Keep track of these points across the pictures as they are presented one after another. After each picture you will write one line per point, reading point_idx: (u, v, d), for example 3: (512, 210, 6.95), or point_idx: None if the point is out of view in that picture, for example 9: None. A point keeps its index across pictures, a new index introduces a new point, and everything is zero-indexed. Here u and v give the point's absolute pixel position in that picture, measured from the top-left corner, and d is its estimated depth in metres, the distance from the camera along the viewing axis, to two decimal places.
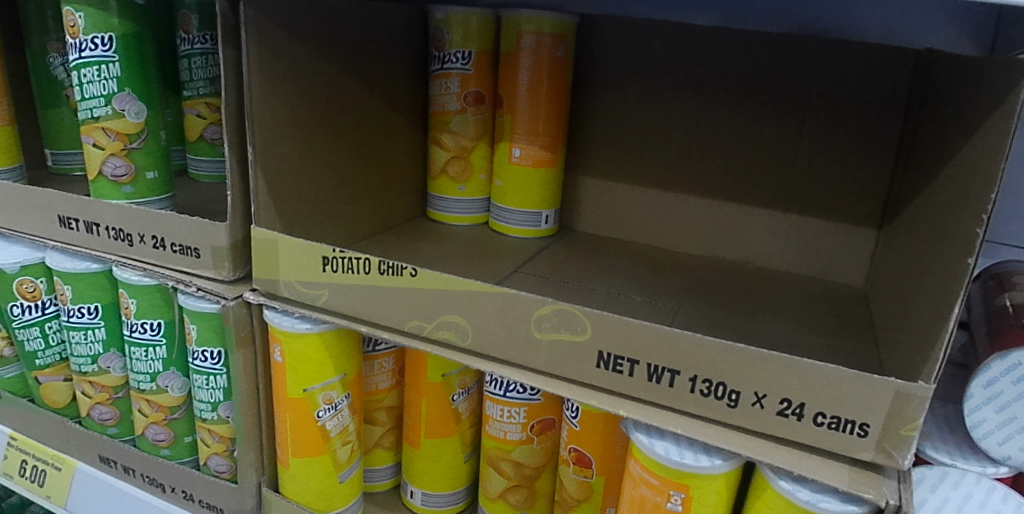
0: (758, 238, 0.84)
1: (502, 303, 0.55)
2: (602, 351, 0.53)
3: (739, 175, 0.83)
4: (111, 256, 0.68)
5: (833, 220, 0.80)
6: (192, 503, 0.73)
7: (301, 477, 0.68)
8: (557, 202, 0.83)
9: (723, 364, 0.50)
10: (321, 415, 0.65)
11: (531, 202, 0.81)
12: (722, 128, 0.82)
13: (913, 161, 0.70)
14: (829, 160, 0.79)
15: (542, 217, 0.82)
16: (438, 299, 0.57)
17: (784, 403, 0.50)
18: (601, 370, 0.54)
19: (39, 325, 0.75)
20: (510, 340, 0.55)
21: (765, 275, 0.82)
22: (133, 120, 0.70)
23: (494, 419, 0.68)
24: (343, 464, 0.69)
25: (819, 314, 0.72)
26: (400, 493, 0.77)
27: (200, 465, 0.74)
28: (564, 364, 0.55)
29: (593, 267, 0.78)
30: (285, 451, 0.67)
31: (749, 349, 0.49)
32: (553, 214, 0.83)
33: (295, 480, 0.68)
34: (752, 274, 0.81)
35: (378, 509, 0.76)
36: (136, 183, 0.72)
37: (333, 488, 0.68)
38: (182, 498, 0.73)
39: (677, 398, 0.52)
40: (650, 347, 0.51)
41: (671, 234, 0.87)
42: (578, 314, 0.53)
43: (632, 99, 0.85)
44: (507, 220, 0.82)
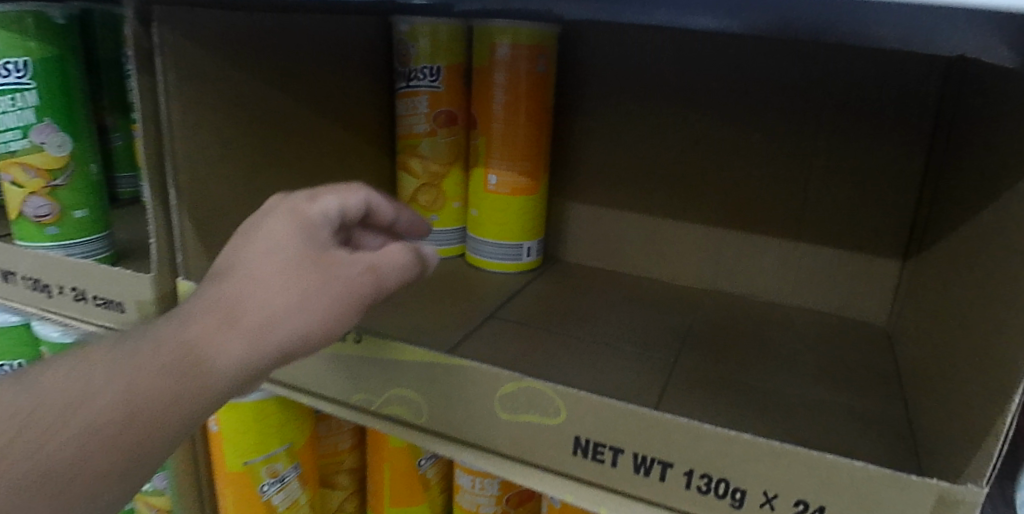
0: (768, 269, 0.74)
1: (460, 377, 0.46)
2: (580, 436, 0.44)
3: (745, 200, 0.73)
4: (30, 309, 0.60)
5: (853, 251, 0.71)
6: None
7: None
8: (540, 232, 0.75)
9: (725, 456, 0.41)
10: (265, 489, 0.58)
11: (510, 234, 0.72)
12: (724, 146, 0.72)
13: (947, 186, 0.60)
14: (848, 183, 0.69)
15: (523, 249, 0.74)
16: (386, 369, 0.48)
17: (800, 506, 0.41)
18: (578, 458, 0.45)
19: None
20: (470, 420, 0.47)
21: (775, 312, 0.72)
22: (56, 153, 0.62)
23: (465, 490, 0.60)
24: None
25: (839, 362, 0.62)
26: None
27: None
28: (534, 450, 0.46)
29: (579, 307, 0.69)
30: None
31: (756, 440, 0.40)
32: (536, 246, 0.75)
33: None
34: (761, 312, 0.72)
35: None
36: (63, 223, 0.64)
37: None
38: None
39: (670, 494, 0.43)
40: (636, 435, 0.43)
41: (670, 264, 0.78)
42: (549, 393, 0.44)
43: (624, 114, 0.75)
44: (484, 253, 0.74)
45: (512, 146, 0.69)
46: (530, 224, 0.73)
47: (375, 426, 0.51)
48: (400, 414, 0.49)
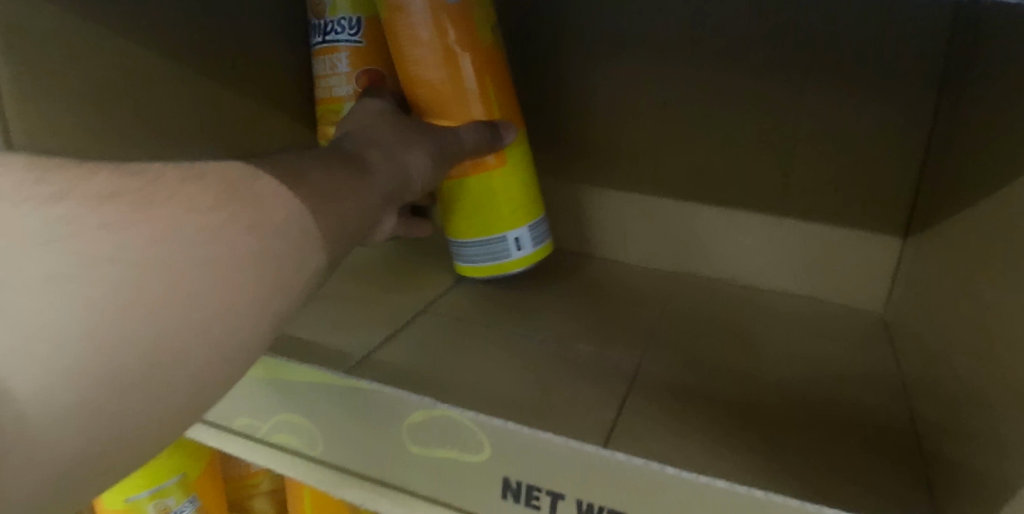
0: (748, 247, 0.65)
1: (357, 404, 0.36)
2: (508, 477, 0.34)
3: (723, 170, 0.63)
4: None
5: (844, 226, 0.61)
6: None
7: None
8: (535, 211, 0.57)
9: (689, 506, 0.32)
10: None
11: (494, 221, 0.55)
12: (696, 110, 0.62)
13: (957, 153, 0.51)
14: (840, 148, 0.59)
15: (510, 239, 0.56)
16: (270, 391, 0.39)
17: None
18: (507, 503, 0.35)
19: None
20: (374, 453, 0.37)
21: (756, 299, 0.63)
22: None
23: None
24: None
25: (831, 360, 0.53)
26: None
27: None
28: (452, 491, 0.36)
29: (533, 297, 0.59)
30: None
31: (733, 487, 0.30)
32: (529, 233, 0.57)
33: None
34: (738, 299, 0.63)
35: None
36: None
37: None
38: None
39: None
40: (575, 475, 0.33)
41: (640, 241, 0.69)
42: (469, 425, 0.34)
43: (583, 71, 0.65)
44: (471, 261, 0.58)
45: (444, 107, 0.51)
46: (515, 210, 0.56)
47: (265, 457, 0.41)
48: (292, 444, 0.40)
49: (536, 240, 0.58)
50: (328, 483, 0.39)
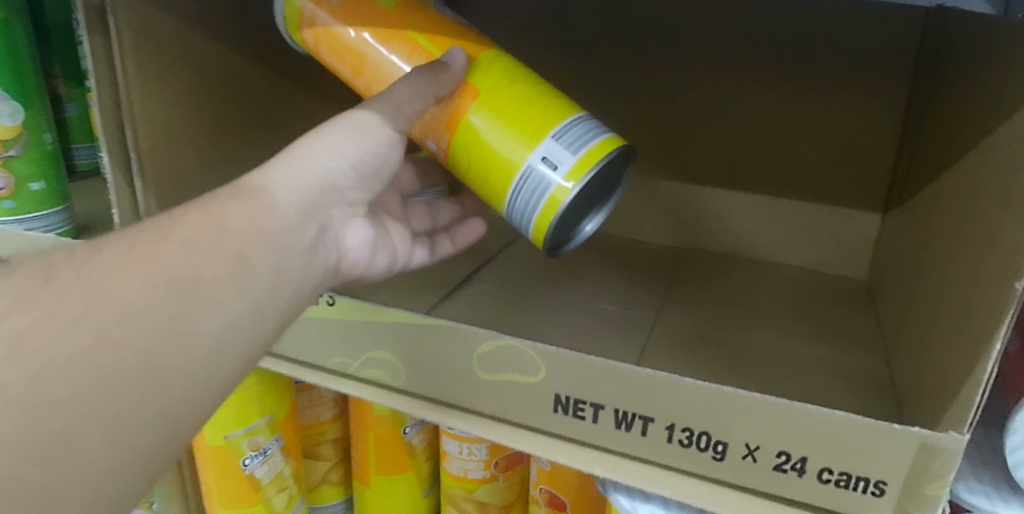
0: (748, 225, 0.73)
1: (435, 338, 0.45)
2: (559, 393, 0.44)
3: (726, 157, 0.72)
4: None
5: (831, 204, 0.70)
6: None
7: None
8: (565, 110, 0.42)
9: (706, 410, 0.41)
10: (247, 463, 0.57)
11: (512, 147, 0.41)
12: (702, 104, 0.71)
13: (921, 145, 0.60)
14: (828, 137, 0.67)
15: (536, 161, 0.41)
16: (362, 332, 0.47)
17: (783, 457, 0.41)
18: (558, 415, 0.44)
19: None
20: (448, 380, 0.46)
21: (755, 271, 0.71)
22: (8, 122, 0.57)
23: (453, 456, 0.59)
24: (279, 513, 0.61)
25: (819, 320, 0.61)
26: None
27: None
28: (513, 409, 0.45)
29: (560, 270, 0.67)
30: (212, 503, 0.59)
31: (739, 393, 0.40)
32: (558, 142, 0.40)
33: None
34: (741, 271, 0.71)
35: None
36: (19, 196, 0.59)
37: None
38: None
39: (652, 449, 0.43)
40: (615, 390, 0.42)
41: (653, 223, 0.77)
42: (528, 351, 0.43)
43: (603, 73, 0.74)
44: (524, 217, 0.42)
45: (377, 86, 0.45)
46: (539, 115, 0.41)
47: (355, 389, 0.50)
48: (378, 377, 0.48)
49: (580, 142, 0.40)
50: (408, 406, 0.48)
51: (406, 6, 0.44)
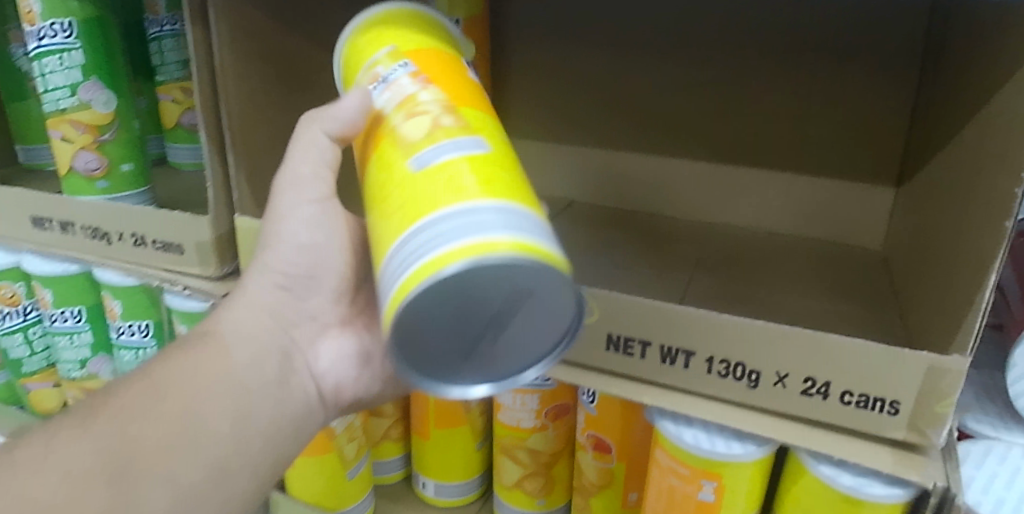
0: (768, 200, 0.76)
1: None
2: (611, 333, 0.50)
3: (748, 138, 0.75)
4: (90, 256, 0.63)
5: (848, 182, 0.72)
6: None
7: (307, 475, 0.67)
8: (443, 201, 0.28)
9: (741, 343, 0.47)
10: None
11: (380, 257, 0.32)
12: (723, 88, 0.74)
13: (935, 135, 0.62)
14: (844, 118, 0.70)
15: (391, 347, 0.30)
16: None
17: (808, 382, 0.47)
18: (610, 353, 0.51)
19: (21, 332, 0.70)
20: None
21: (776, 244, 0.73)
22: (103, 110, 0.64)
23: (506, 406, 0.65)
24: (350, 461, 0.68)
25: (839, 282, 0.66)
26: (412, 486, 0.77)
27: None
28: (570, 348, 0.52)
29: (597, 242, 0.72)
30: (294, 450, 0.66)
31: (769, 326, 0.46)
32: (420, 243, 0.28)
33: (305, 477, 0.67)
34: (764, 247, 0.73)
35: (388, 502, 0.76)
36: (111, 176, 0.66)
37: (339, 485, 0.68)
38: None
39: (694, 379, 0.50)
40: (661, 328, 0.48)
41: (682, 199, 0.79)
42: (582, 295, 0.49)
43: (628, 58, 0.76)
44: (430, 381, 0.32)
45: None
46: (411, 200, 0.30)
47: None
48: None
49: (443, 240, 0.27)
50: None
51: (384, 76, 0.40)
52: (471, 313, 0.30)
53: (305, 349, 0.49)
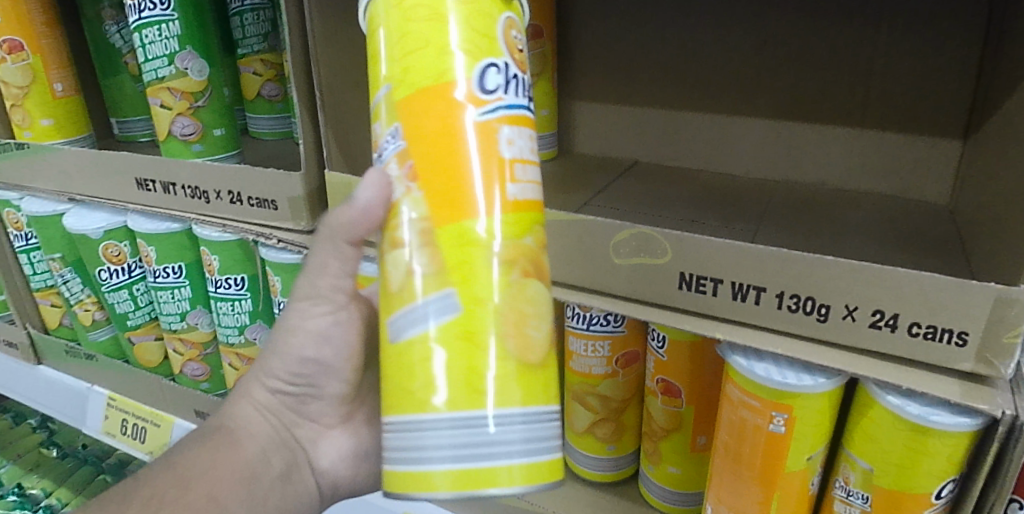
0: (831, 155, 0.76)
1: (579, 230, 0.56)
2: (684, 272, 0.53)
3: (810, 93, 0.76)
4: (190, 215, 0.68)
5: (913, 134, 0.72)
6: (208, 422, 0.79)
7: None
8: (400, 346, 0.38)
9: (811, 278, 0.49)
10: None
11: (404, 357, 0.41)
12: (785, 44, 0.75)
13: (1003, 81, 0.62)
14: (909, 69, 0.70)
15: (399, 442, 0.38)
16: None
17: (877, 315, 0.49)
18: (683, 291, 0.54)
19: (127, 288, 0.76)
20: (591, 267, 0.57)
21: (841, 198, 0.75)
22: (197, 78, 0.69)
23: (578, 354, 0.68)
24: None
25: (904, 231, 0.67)
26: None
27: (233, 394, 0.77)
28: (645, 288, 0.55)
29: (662, 197, 0.74)
30: None
31: (838, 261, 0.48)
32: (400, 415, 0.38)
33: None
34: (826, 199, 0.75)
35: None
36: (205, 141, 0.71)
37: None
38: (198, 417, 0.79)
39: (764, 315, 0.52)
40: (733, 265, 0.51)
41: (743, 159, 0.81)
42: (657, 237, 0.53)
43: (690, 20, 0.78)
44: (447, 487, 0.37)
45: None
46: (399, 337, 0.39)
47: None
48: None
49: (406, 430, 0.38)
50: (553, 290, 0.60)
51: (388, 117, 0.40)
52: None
53: (307, 447, 0.65)
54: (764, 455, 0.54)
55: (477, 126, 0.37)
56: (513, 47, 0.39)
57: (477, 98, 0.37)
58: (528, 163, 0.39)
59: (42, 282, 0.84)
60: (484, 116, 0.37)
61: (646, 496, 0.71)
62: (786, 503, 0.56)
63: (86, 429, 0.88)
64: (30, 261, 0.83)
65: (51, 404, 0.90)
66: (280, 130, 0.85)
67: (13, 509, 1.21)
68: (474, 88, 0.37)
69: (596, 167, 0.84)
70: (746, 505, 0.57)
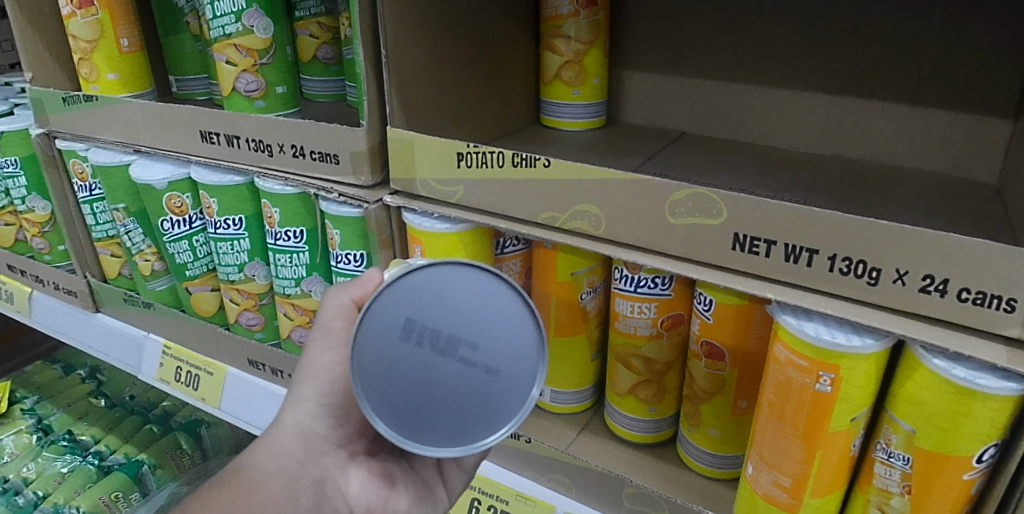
0: (880, 132, 0.77)
1: (636, 190, 0.57)
2: (738, 233, 0.55)
3: (862, 68, 0.76)
4: (252, 168, 0.71)
5: (966, 111, 0.72)
6: (259, 371, 0.82)
7: None
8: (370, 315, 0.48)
9: (864, 241, 0.50)
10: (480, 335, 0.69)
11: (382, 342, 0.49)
12: (838, 18, 0.75)
13: None
14: (963, 44, 0.70)
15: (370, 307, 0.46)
16: (572, 188, 0.60)
17: (927, 280, 0.49)
18: (736, 252, 0.56)
19: (187, 239, 0.79)
20: (645, 226, 0.58)
21: (888, 173, 0.75)
22: (262, 35, 0.71)
23: (624, 315, 0.69)
24: None
25: (951, 204, 0.68)
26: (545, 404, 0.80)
27: (284, 344, 0.81)
28: (698, 248, 0.57)
29: (709, 167, 0.76)
30: None
31: (891, 225, 0.49)
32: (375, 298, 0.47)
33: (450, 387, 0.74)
34: (874, 174, 0.75)
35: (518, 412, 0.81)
36: (268, 98, 0.73)
37: None
38: (251, 366, 0.82)
39: (814, 276, 0.53)
40: (787, 227, 0.53)
41: (790, 133, 0.81)
42: (713, 197, 0.54)
43: None
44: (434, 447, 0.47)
45: None
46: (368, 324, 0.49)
47: (562, 240, 0.63)
48: (582, 228, 0.61)
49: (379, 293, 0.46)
50: (607, 249, 0.61)
51: None
52: (432, 340, 0.46)
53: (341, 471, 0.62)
54: (809, 414, 0.55)
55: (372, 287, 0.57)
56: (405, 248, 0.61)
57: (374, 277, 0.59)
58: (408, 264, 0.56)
59: (104, 232, 0.88)
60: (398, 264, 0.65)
61: (685, 459, 0.73)
62: (827, 463, 0.57)
63: (141, 375, 0.92)
64: (93, 211, 0.87)
65: (108, 350, 0.94)
66: (335, 93, 0.88)
67: (65, 452, 1.27)
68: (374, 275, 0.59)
69: (643, 137, 0.85)
70: (789, 463, 0.59)
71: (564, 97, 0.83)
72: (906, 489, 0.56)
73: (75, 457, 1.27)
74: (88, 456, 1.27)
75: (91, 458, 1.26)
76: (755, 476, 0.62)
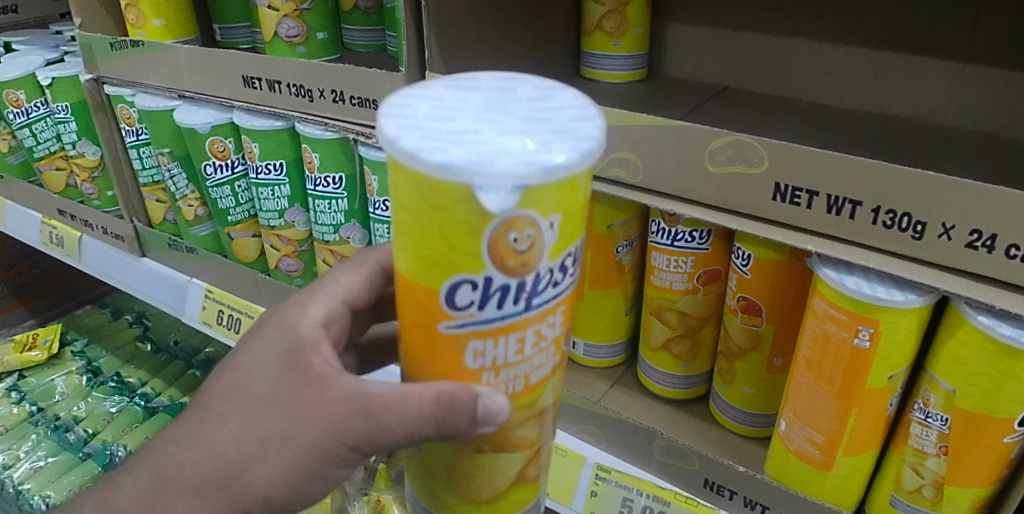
0: (931, 89, 0.73)
1: (675, 136, 0.57)
2: (779, 183, 0.54)
3: (916, 21, 0.72)
4: (293, 113, 0.72)
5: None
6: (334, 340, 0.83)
7: (586, 311, 0.77)
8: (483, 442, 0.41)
9: (909, 193, 0.48)
10: (618, 249, 0.71)
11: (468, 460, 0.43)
12: None
13: None
14: None
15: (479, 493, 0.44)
16: (610, 136, 0.60)
17: (975, 235, 0.47)
18: (777, 203, 0.55)
19: (229, 184, 0.81)
20: (685, 173, 0.58)
21: (936, 131, 0.71)
22: None
23: (659, 269, 0.69)
24: (622, 301, 0.76)
25: (1003, 162, 0.64)
26: (577, 355, 0.81)
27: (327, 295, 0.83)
28: (738, 198, 0.56)
29: (750, 121, 0.74)
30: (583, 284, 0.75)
31: (939, 177, 0.47)
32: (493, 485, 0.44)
33: (590, 308, 0.76)
34: (921, 131, 0.72)
35: None
36: (309, 44, 0.74)
37: (597, 320, 0.77)
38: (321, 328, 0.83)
39: (858, 230, 0.52)
40: (830, 177, 0.51)
41: (837, 87, 0.78)
42: (754, 145, 0.53)
43: None
44: None
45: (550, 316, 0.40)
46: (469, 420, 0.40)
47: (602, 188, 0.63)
48: (620, 175, 0.61)
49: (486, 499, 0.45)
50: (648, 199, 0.61)
51: (417, 278, 0.36)
52: None
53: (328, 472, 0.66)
54: (847, 369, 0.54)
55: (444, 328, 0.36)
56: (509, 250, 0.33)
57: (445, 304, 0.35)
58: (503, 370, 0.38)
59: (150, 178, 0.91)
60: (449, 327, 0.36)
61: (717, 416, 0.73)
62: (861, 420, 0.57)
63: (184, 317, 0.95)
64: (140, 156, 0.89)
65: (152, 293, 0.97)
66: (375, 43, 0.87)
67: (113, 393, 1.34)
68: (443, 294, 0.35)
69: (684, 90, 0.83)
70: (824, 421, 0.58)
71: (604, 48, 0.81)
72: (943, 451, 0.56)
73: (123, 398, 1.33)
74: (135, 398, 1.33)
75: (138, 399, 1.32)
76: (787, 433, 0.62)
